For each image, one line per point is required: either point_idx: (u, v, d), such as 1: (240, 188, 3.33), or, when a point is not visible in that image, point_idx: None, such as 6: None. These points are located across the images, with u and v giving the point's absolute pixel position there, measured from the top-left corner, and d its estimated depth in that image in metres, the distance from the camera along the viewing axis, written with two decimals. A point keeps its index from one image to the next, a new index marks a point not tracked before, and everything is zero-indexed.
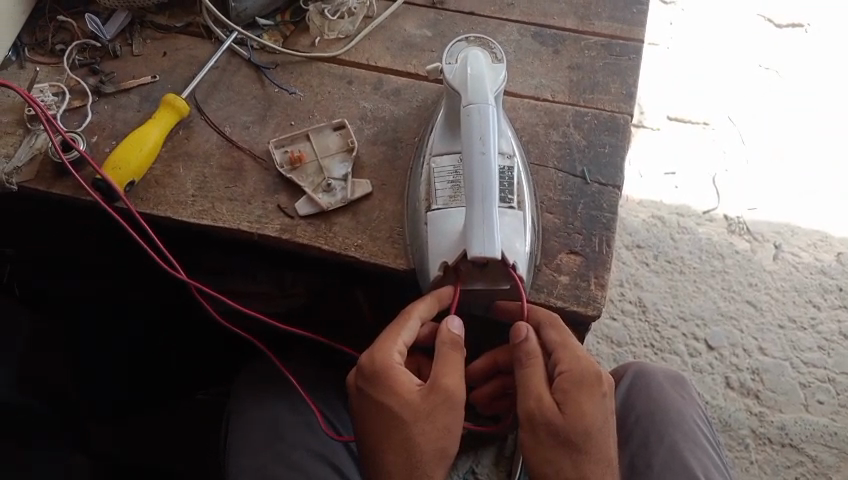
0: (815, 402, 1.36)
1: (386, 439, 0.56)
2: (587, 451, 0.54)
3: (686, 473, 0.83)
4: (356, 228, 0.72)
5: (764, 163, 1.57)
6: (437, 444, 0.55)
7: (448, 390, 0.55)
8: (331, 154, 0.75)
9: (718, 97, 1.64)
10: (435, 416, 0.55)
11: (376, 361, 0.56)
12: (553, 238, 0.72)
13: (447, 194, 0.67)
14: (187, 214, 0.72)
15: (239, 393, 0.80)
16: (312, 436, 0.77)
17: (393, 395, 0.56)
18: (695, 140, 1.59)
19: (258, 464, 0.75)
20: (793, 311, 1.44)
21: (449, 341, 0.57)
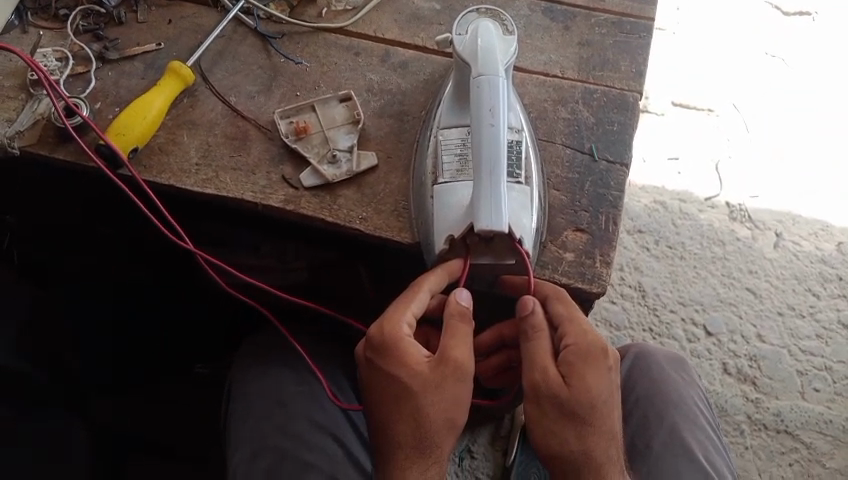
0: (811, 390, 1.36)
1: (397, 410, 0.55)
2: (592, 424, 0.55)
3: (686, 454, 0.84)
4: (360, 201, 0.71)
5: (766, 152, 1.56)
6: (447, 415, 0.55)
7: (458, 361, 0.55)
8: (336, 126, 0.74)
9: (723, 87, 1.63)
10: (444, 387, 0.55)
11: (384, 332, 0.56)
12: (559, 215, 0.72)
13: (455, 167, 0.67)
14: (191, 183, 0.71)
15: (243, 364, 0.80)
16: (314, 405, 0.77)
17: (403, 366, 0.55)
18: (699, 127, 1.58)
19: (259, 434, 0.75)
20: (792, 299, 1.44)
21: (457, 314, 0.57)
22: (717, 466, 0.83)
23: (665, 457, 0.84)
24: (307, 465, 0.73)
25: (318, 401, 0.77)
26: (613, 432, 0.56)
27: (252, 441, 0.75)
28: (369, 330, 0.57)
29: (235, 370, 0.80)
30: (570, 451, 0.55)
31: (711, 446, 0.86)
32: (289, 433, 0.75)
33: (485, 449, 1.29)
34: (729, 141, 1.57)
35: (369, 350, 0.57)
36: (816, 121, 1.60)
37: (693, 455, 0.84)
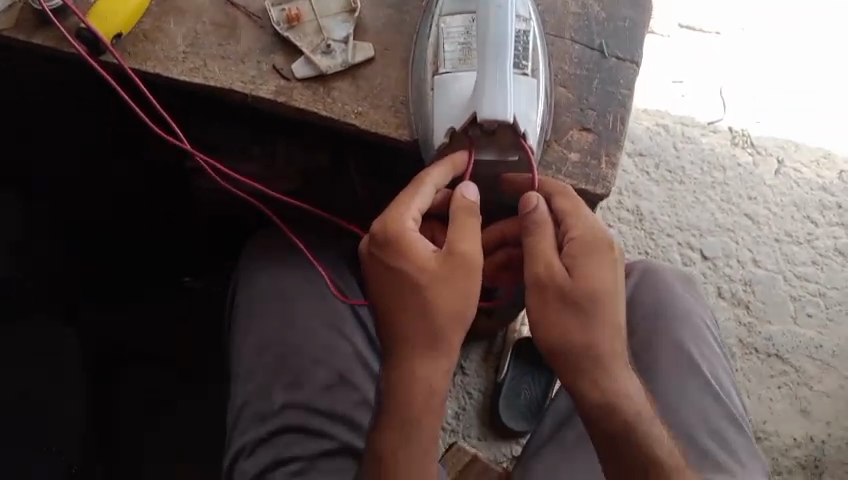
0: (804, 315, 1.39)
1: (405, 306, 0.53)
2: (598, 317, 0.53)
3: (691, 368, 0.84)
4: (355, 94, 0.68)
5: (769, 78, 1.53)
6: (458, 311, 0.53)
7: (467, 253, 0.53)
8: (331, 14, 0.70)
9: (733, 9, 1.57)
10: (452, 283, 0.53)
11: (389, 227, 0.54)
12: (565, 113, 0.68)
13: (456, 58, 0.63)
14: (177, 71, 0.67)
15: (251, 261, 0.82)
16: (329, 309, 0.79)
17: (410, 260, 0.53)
18: (705, 50, 1.53)
19: (269, 329, 0.78)
20: (791, 227, 1.44)
21: (463, 208, 0.56)
22: (724, 385, 0.85)
23: (672, 373, 0.84)
24: (313, 359, 0.76)
25: (330, 304, 0.79)
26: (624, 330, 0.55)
27: (262, 335, 0.78)
28: (372, 224, 0.55)
29: (243, 270, 0.82)
30: (571, 344, 0.53)
31: (717, 362, 0.86)
32: (300, 331, 0.78)
33: (477, 366, 1.31)
34: (733, 65, 1.53)
35: (372, 246, 0.55)
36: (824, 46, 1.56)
37: (700, 371, 0.84)
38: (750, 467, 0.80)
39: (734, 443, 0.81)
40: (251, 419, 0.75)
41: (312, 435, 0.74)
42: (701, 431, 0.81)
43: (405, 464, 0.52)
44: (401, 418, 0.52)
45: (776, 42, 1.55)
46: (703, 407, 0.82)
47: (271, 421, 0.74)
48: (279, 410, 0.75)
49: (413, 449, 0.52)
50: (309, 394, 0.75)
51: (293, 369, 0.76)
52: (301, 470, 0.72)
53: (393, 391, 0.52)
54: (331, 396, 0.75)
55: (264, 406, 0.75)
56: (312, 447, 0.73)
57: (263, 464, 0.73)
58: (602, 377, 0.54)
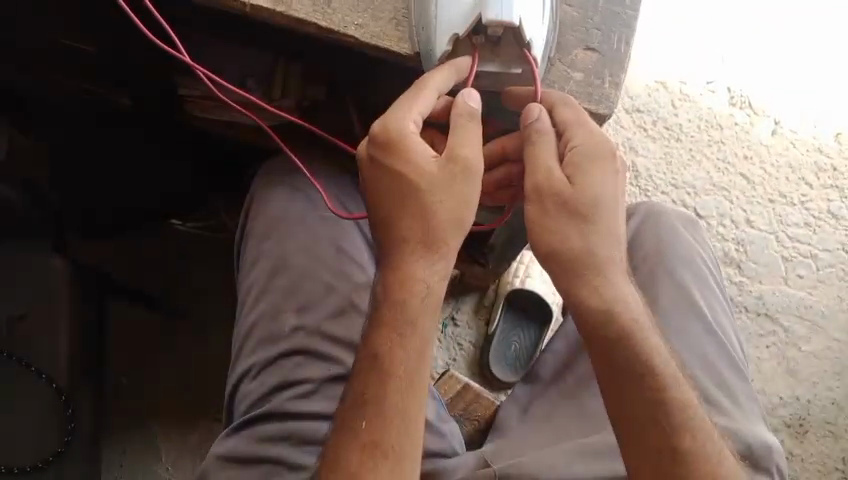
0: (795, 275, 1.42)
1: (406, 207, 0.60)
2: (593, 221, 0.61)
3: (694, 311, 0.82)
4: (357, 6, 0.66)
5: (769, 43, 1.54)
6: (455, 213, 0.60)
7: (465, 160, 0.60)
8: None
9: None
10: (451, 185, 0.60)
11: (391, 131, 0.60)
12: (570, 32, 0.67)
13: None
14: None
15: (265, 184, 0.80)
16: (341, 235, 0.77)
17: (412, 165, 0.60)
18: (703, 10, 1.54)
19: (283, 251, 0.76)
20: (785, 188, 1.46)
21: (465, 114, 0.60)
22: (724, 328, 0.83)
23: (672, 312, 0.82)
24: (328, 286, 0.75)
25: (343, 230, 0.78)
26: (618, 232, 0.63)
27: (273, 258, 0.76)
28: (375, 129, 0.60)
29: (258, 193, 0.80)
30: (569, 248, 0.61)
31: (718, 305, 0.84)
32: (312, 255, 0.76)
33: (469, 318, 1.33)
34: (731, 28, 1.54)
35: (375, 149, 0.61)
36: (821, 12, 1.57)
37: (702, 313, 0.82)
38: (747, 409, 0.79)
39: (732, 384, 0.79)
40: (260, 341, 0.74)
41: (322, 358, 0.73)
42: (699, 370, 0.79)
43: (403, 349, 0.60)
44: (400, 311, 0.60)
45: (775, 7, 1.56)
46: (702, 347, 0.80)
47: (282, 343, 0.73)
48: (289, 333, 0.74)
49: (415, 336, 0.60)
50: (319, 318, 0.74)
51: (306, 293, 0.75)
52: (309, 393, 0.72)
53: (394, 286, 0.61)
54: (341, 322, 0.74)
55: (274, 328, 0.74)
56: (321, 370, 0.73)
57: (270, 385, 0.73)
58: (594, 277, 0.62)
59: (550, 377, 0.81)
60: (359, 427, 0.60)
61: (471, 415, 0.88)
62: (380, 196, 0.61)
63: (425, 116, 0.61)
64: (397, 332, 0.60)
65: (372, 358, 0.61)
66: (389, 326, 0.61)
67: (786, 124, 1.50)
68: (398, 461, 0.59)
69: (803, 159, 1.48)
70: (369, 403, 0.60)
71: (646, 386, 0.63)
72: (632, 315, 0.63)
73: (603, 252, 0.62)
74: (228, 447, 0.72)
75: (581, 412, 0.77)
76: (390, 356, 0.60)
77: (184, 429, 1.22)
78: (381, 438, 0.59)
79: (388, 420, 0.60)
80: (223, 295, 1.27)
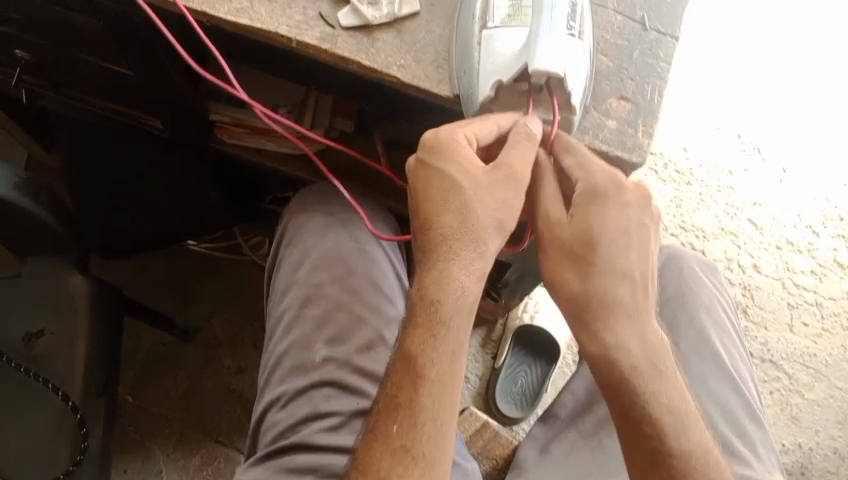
0: (800, 323, 1.44)
1: (447, 201, 0.62)
2: (618, 266, 0.64)
3: (711, 356, 0.83)
4: (400, 47, 0.67)
5: (777, 92, 1.57)
6: (495, 215, 0.62)
7: (512, 167, 0.62)
8: None
9: (746, 18, 1.61)
10: (494, 188, 0.62)
11: (443, 134, 0.62)
12: (605, 81, 0.69)
13: (505, 13, 0.64)
14: (225, 10, 0.67)
15: (300, 210, 0.82)
16: (375, 269, 0.79)
17: (458, 165, 0.62)
18: (714, 57, 1.58)
19: (315, 282, 0.78)
20: (793, 234, 1.48)
21: (523, 135, 0.62)
22: (741, 375, 0.84)
23: (692, 358, 0.83)
24: (360, 319, 0.76)
25: (376, 264, 0.80)
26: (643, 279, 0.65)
27: (307, 287, 0.78)
28: (427, 134, 0.63)
29: (293, 221, 0.82)
30: (587, 290, 0.64)
31: (734, 351, 0.86)
32: (345, 286, 0.77)
33: (476, 351, 1.34)
34: (742, 78, 1.57)
35: (424, 151, 0.63)
36: (828, 67, 1.61)
37: (721, 360, 0.83)
38: (764, 457, 0.79)
39: (750, 433, 0.80)
40: (290, 369, 0.75)
41: (350, 392, 0.74)
42: (719, 419, 0.80)
43: (436, 352, 0.62)
44: (435, 312, 0.62)
45: (785, 63, 1.60)
46: (721, 395, 0.81)
47: (311, 374, 0.74)
48: (320, 363, 0.75)
49: (448, 339, 0.62)
50: (348, 351, 0.75)
51: (336, 324, 0.76)
52: (337, 426, 0.73)
53: (432, 287, 0.63)
54: (369, 355, 0.75)
55: (305, 358, 0.75)
56: (349, 403, 0.73)
57: (298, 416, 0.73)
58: (610, 320, 0.64)
59: (567, 415, 0.83)
60: (390, 432, 0.62)
61: (488, 453, 0.87)
62: (423, 191, 0.63)
63: (482, 136, 0.63)
64: (432, 334, 0.62)
65: (407, 360, 0.62)
66: (424, 328, 0.62)
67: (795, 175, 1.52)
68: (428, 468, 0.61)
69: (811, 208, 1.50)
70: (403, 408, 0.62)
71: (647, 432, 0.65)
72: (649, 354, 0.66)
73: (622, 295, 0.64)
74: (251, 476, 0.72)
75: (594, 453, 0.78)
76: (427, 352, 0.62)
77: (183, 451, 1.21)
78: (411, 445, 0.61)
79: (419, 425, 0.61)
80: (235, 313, 1.28)
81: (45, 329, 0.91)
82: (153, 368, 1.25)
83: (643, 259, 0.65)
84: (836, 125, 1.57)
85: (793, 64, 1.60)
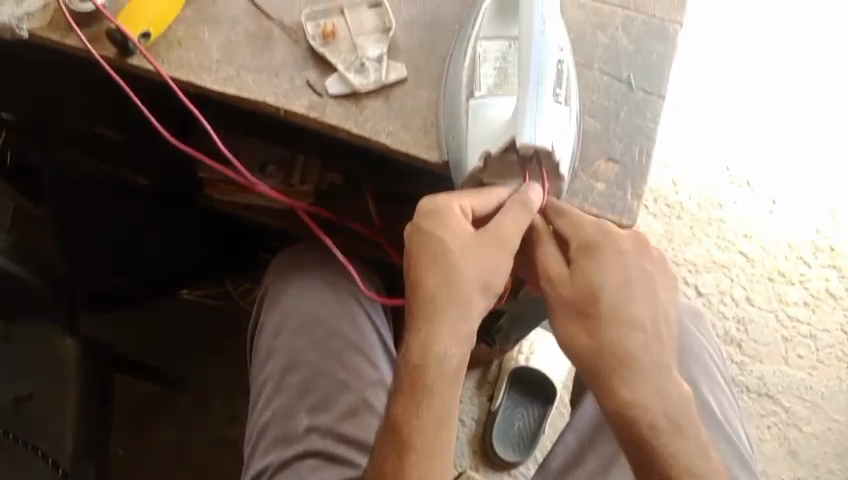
0: (795, 356, 1.43)
1: (434, 264, 0.60)
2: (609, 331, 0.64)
3: (703, 408, 0.83)
4: (388, 114, 0.67)
5: (768, 123, 1.57)
6: (480, 278, 0.60)
7: (501, 231, 0.60)
8: (366, 33, 0.69)
9: (736, 49, 1.61)
10: (482, 252, 0.60)
11: (435, 201, 0.61)
12: (592, 143, 0.69)
13: (491, 82, 0.65)
14: (210, 81, 0.67)
15: (283, 271, 0.82)
16: (356, 330, 0.79)
17: (446, 229, 0.60)
18: (705, 90, 1.58)
19: (296, 347, 0.78)
20: (785, 266, 1.48)
21: (518, 202, 0.61)
22: (734, 426, 0.84)
23: None
24: (343, 384, 0.76)
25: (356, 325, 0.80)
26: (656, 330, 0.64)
27: (287, 354, 0.78)
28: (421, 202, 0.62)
29: (274, 285, 0.83)
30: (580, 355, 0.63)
31: (726, 401, 0.86)
32: (323, 350, 0.78)
33: (471, 394, 1.32)
34: (727, 107, 1.57)
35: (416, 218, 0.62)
36: (816, 90, 1.60)
37: (714, 412, 0.83)
38: None
39: None
40: (274, 442, 0.75)
41: (335, 461, 0.74)
42: None
43: (419, 419, 0.60)
44: (420, 383, 0.60)
45: (776, 93, 1.59)
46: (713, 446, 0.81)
47: (295, 445, 0.74)
48: (303, 433, 0.75)
49: (433, 409, 0.60)
50: (331, 418, 0.75)
51: (319, 391, 0.76)
52: None
53: (415, 351, 0.60)
54: (353, 422, 0.75)
55: (289, 428, 0.75)
56: (335, 474, 0.73)
57: None
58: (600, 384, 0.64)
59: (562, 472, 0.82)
60: None
61: None
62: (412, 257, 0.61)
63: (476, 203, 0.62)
64: (415, 402, 0.60)
65: (392, 429, 0.61)
66: (409, 396, 0.61)
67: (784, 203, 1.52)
68: None
69: (803, 237, 1.49)
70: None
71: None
72: None
73: (634, 348, 0.63)
74: None
75: None
76: (413, 427, 0.60)
77: None
78: None
79: None
80: (225, 362, 1.26)
81: (34, 392, 0.89)
82: (143, 420, 1.23)
83: (651, 309, 0.64)
84: (826, 149, 1.57)
85: (779, 89, 1.59)
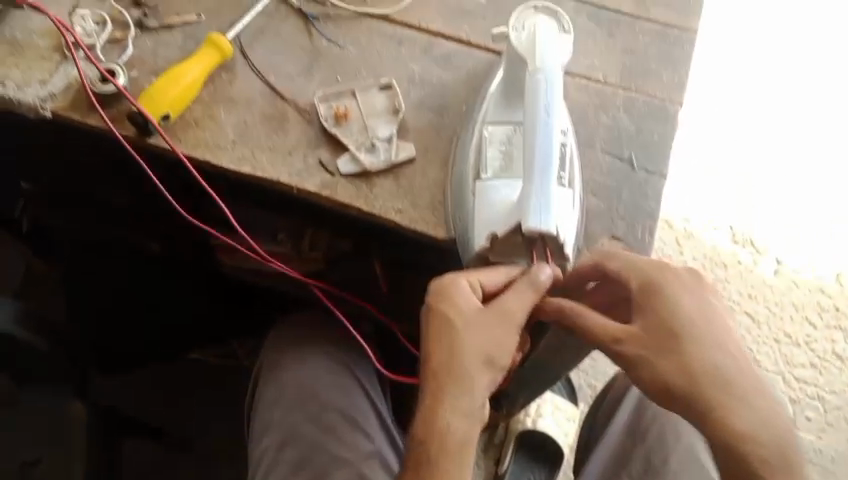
0: (803, 419, 1.34)
1: (439, 339, 0.61)
2: None
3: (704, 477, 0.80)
4: (397, 192, 0.70)
5: (772, 181, 1.49)
6: (485, 350, 0.61)
7: (505, 306, 0.62)
8: (376, 114, 0.72)
9: (740, 105, 1.54)
10: (488, 327, 0.61)
11: (443, 279, 0.63)
12: (595, 221, 0.71)
13: (497, 166, 0.67)
14: (226, 161, 0.69)
15: (289, 349, 0.86)
16: (349, 401, 0.83)
17: (453, 305, 0.62)
18: (708, 145, 1.51)
19: (291, 420, 0.81)
20: (790, 327, 1.38)
21: (528, 280, 0.63)
22: None
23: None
24: (338, 458, 0.79)
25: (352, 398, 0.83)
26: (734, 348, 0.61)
27: (283, 430, 0.81)
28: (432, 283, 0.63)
29: (268, 360, 0.87)
30: None
31: None
32: (317, 424, 0.81)
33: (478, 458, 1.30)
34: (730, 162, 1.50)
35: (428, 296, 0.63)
36: (813, 110, 1.56)
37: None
38: None
39: None
40: None
41: None
42: None
43: None
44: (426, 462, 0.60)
45: (781, 150, 1.52)
46: None
47: None
48: None
49: None
50: None
51: (315, 466, 0.78)
52: None
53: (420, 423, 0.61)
54: None
55: None
56: None
57: None
58: None
59: None
60: None
61: None
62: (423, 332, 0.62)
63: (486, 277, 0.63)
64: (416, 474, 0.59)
65: None
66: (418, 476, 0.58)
67: (786, 223, 1.46)
68: None
69: (805, 256, 1.44)
70: None
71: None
72: None
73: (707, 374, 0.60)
74: None
75: None
76: None
77: None
78: None
79: None
80: (229, 425, 1.25)
81: (39, 459, 0.87)
82: None
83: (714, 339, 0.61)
84: (828, 172, 1.51)
85: (773, 132, 1.53)
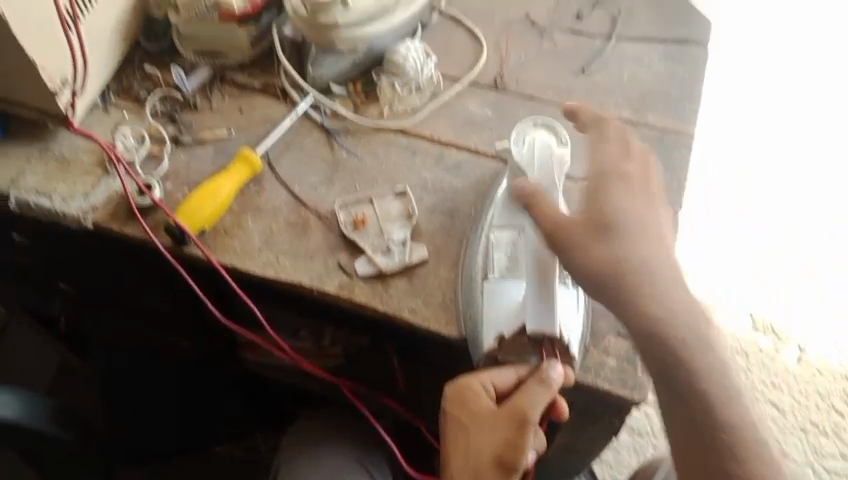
0: None
1: (456, 440, 0.65)
2: None
3: None
4: (411, 292, 0.73)
5: (796, 254, 1.31)
6: (495, 453, 0.63)
7: (516, 406, 0.64)
8: (391, 219, 0.77)
9: (759, 168, 1.36)
10: (500, 428, 0.64)
11: (459, 380, 0.66)
12: (602, 319, 0.74)
13: (503, 266, 0.72)
14: (252, 265, 0.74)
15: (307, 447, 0.89)
16: None
17: (468, 407, 0.65)
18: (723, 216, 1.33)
19: None
20: (817, 418, 1.21)
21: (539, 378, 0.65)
22: None
23: None
24: None
25: None
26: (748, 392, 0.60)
27: None
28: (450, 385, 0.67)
29: (286, 461, 0.88)
30: None
31: None
32: None
33: None
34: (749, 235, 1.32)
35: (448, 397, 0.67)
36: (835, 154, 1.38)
37: None
38: None
39: None
40: None
41: None
42: None
43: None
44: None
45: (806, 218, 1.34)
46: None
47: None
48: None
49: None
50: None
51: None
52: None
53: None
54: None
55: None
56: None
57: None
58: None
59: None
60: None
61: None
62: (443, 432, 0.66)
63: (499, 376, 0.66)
64: None
65: None
66: None
67: (785, 222, 1.33)
68: None
69: (824, 312, 1.28)
70: None
71: (740, 459, 0.58)
72: None
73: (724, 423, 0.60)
74: None
75: None
76: None
77: None
78: None
79: None
80: None
81: None
82: None
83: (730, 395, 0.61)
84: (834, 159, 1.38)
85: (797, 197, 1.35)
